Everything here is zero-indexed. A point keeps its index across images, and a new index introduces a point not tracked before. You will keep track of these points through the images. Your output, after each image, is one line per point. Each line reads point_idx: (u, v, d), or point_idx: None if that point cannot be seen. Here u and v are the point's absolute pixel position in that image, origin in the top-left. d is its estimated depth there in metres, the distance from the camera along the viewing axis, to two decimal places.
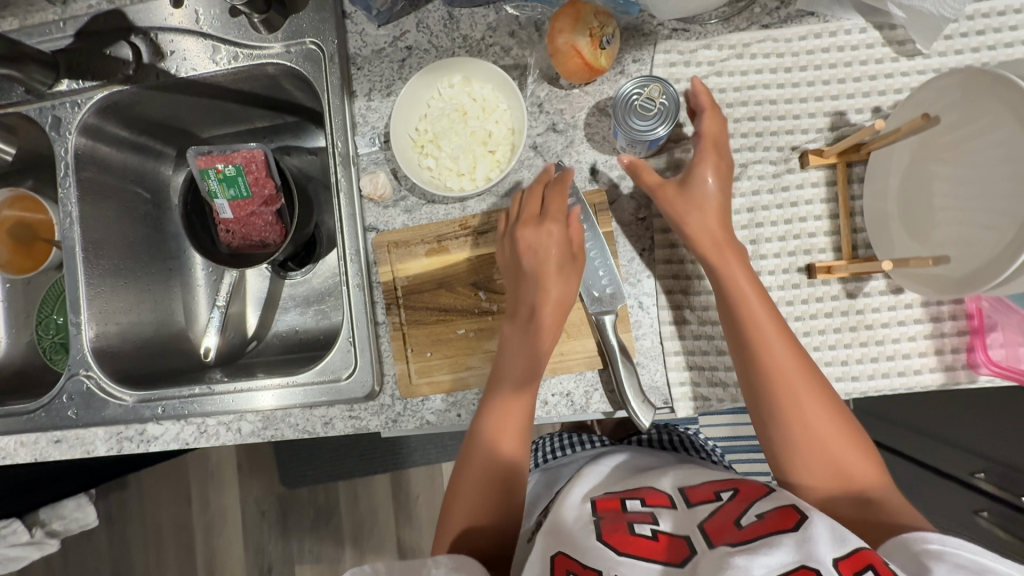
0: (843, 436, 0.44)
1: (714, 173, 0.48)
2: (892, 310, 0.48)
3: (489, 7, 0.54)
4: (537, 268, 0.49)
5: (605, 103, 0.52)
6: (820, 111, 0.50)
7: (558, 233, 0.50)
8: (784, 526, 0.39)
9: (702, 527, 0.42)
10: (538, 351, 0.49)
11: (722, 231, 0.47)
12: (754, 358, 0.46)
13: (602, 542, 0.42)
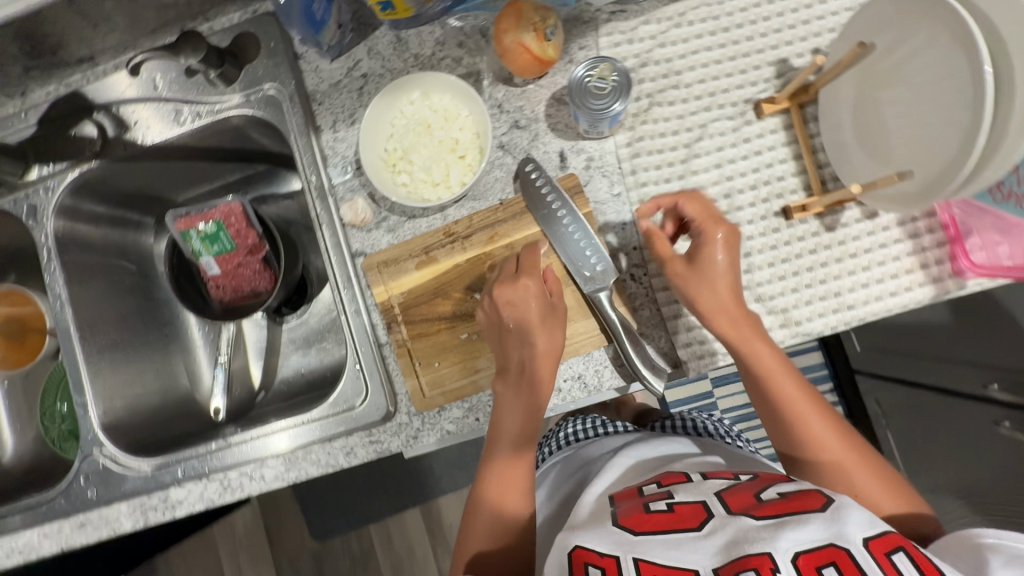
0: (879, 491, 0.47)
1: (724, 250, 0.48)
2: (872, 235, 0.50)
3: (434, 24, 0.57)
4: (520, 323, 0.49)
5: (561, 93, 0.54)
6: (764, 62, 0.52)
7: (541, 288, 0.50)
8: (812, 508, 0.41)
9: (723, 498, 0.44)
10: (533, 407, 0.50)
11: (739, 309, 0.48)
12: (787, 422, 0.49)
13: (620, 525, 0.44)
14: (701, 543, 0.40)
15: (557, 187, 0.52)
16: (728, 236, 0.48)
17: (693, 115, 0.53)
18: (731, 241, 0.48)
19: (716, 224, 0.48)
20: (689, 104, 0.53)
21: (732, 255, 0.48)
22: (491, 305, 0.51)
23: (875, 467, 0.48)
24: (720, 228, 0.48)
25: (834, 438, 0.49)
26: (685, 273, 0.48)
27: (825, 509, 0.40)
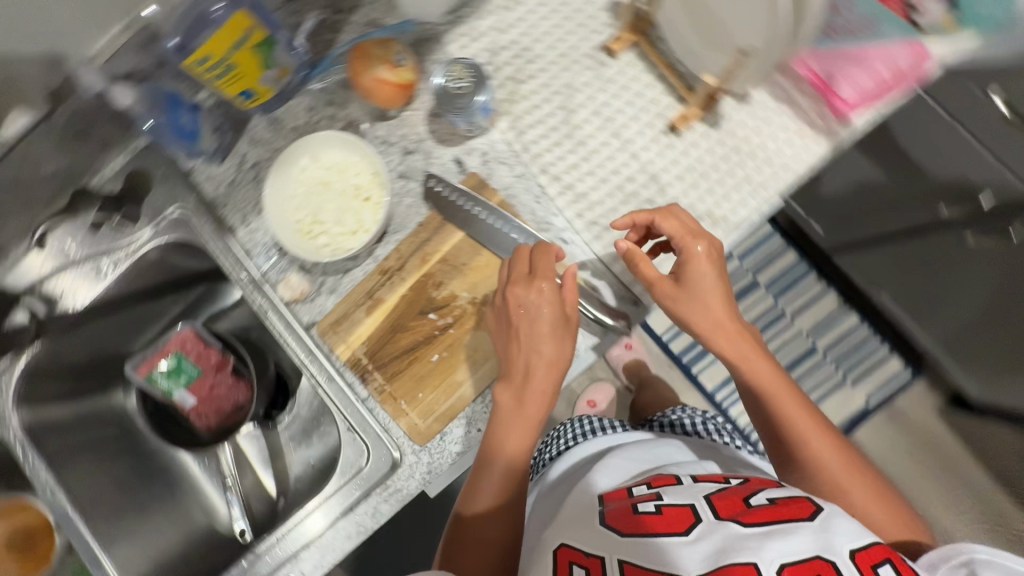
0: (879, 512, 0.46)
1: (705, 264, 0.49)
2: (752, 116, 0.53)
3: (300, 94, 0.59)
4: (530, 328, 0.49)
5: (434, 107, 0.57)
6: (597, 9, 0.56)
7: (555, 299, 0.50)
8: (800, 516, 0.42)
9: (712, 503, 0.46)
10: (530, 414, 0.50)
11: (730, 321, 0.49)
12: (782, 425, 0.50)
13: (603, 526, 0.46)
14: (687, 548, 0.42)
15: (462, 190, 0.55)
16: (711, 247, 0.48)
17: (557, 78, 0.56)
18: (715, 254, 0.49)
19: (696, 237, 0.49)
20: (549, 71, 0.56)
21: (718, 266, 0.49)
22: (501, 303, 0.51)
23: (879, 489, 0.48)
24: (698, 240, 0.48)
25: (835, 450, 0.48)
26: (668, 294, 0.49)
27: (812, 519, 0.41)
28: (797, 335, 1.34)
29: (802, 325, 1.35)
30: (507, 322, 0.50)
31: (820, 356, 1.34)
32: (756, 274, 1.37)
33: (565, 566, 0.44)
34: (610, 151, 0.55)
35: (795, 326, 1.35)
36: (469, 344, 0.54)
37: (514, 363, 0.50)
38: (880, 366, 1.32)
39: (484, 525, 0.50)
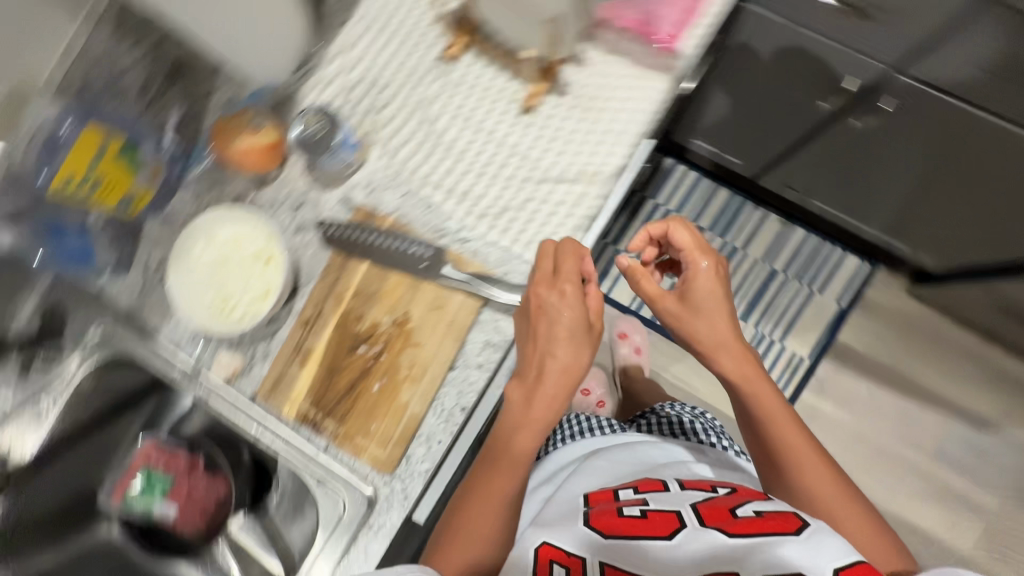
0: (848, 519, 0.56)
1: (709, 287, 0.62)
2: (593, 74, 0.57)
3: (183, 187, 0.61)
4: (548, 329, 0.52)
5: (308, 160, 0.59)
6: (428, 25, 0.59)
7: (577, 304, 0.53)
8: (786, 531, 0.49)
9: (695, 509, 0.55)
10: (530, 414, 0.53)
11: (734, 342, 0.62)
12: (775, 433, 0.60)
13: (587, 527, 0.56)
14: (668, 549, 0.51)
15: (350, 224, 0.57)
16: (713, 267, 0.63)
17: (411, 97, 0.59)
18: (717, 273, 0.64)
19: (704, 250, 0.64)
20: (402, 93, 0.59)
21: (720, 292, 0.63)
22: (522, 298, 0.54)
23: (853, 502, 0.57)
24: (709, 260, 0.62)
25: (816, 460, 0.59)
26: (671, 308, 0.63)
27: (798, 536, 0.48)
28: (755, 263, 1.38)
29: (757, 253, 1.38)
30: (527, 321, 0.53)
31: (783, 276, 1.37)
32: (698, 220, 1.41)
33: (546, 561, 0.53)
34: (476, 145, 0.57)
35: (751, 256, 1.38)
36: (404, 363, 0.55)
37: (531, 359, 0.53)
38: (840, 268, 1.36)
39: (474, 522, 0.54)
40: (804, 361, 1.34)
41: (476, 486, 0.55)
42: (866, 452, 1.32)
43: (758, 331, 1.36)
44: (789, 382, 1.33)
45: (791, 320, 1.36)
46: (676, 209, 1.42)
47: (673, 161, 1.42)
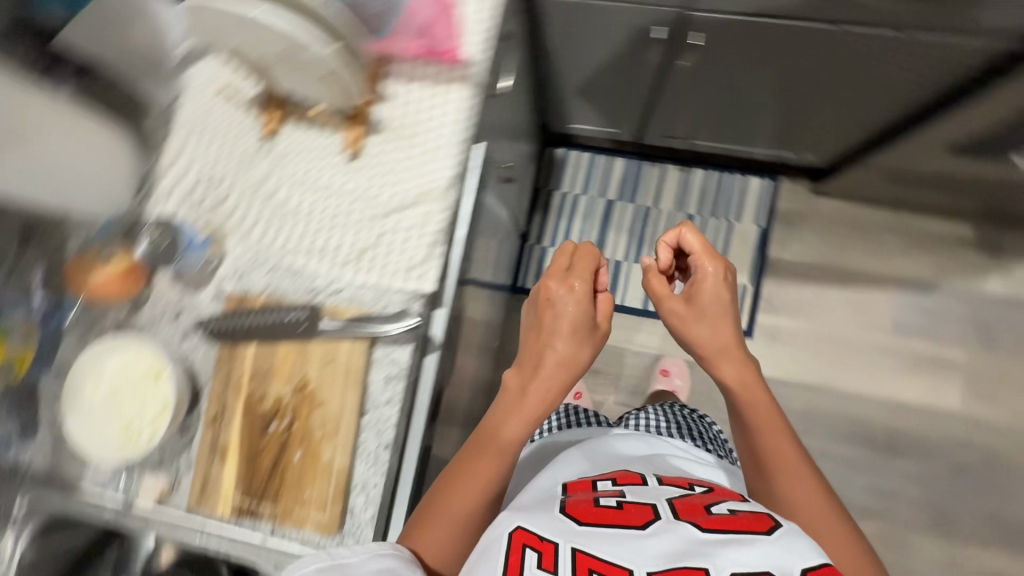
0: (821, 526, 0.60)
1: (716, 297, 0.72)
2: (399, 104, 0.60)
3: (62, 336, 0.62)
4: (555, 326, 0.65)
5: (173, 269, 0.61)
6: (242, 112, 0.62)
7: (579, 301, 0.67)
8: (757, 530, 0.54)
9: (672, 504, 0.59)
10: (523, 400, 0.63)
11: (737, 349, 0.70)
12: (765, 436, 0.66)
13: (561, 514, 0.57)
14: (640, 538, 0.54)
15: (225, 315, 0.59)
16: (715, 274, 0.73)
17: (247, 180, 0.62)
18: (722, 280, 0.73)
19: (710, 255, 0.74)
20: (237, 179, 0.62)
21: (722, 300, 0.72)
22: (535, 303, 0.69)
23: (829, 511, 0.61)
24: (714, 266, 0.72)
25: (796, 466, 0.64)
26: (676, 309, 0.73)
27: (769, 536, 0.53)
28: (670, 216, 1.45)
29: (669, 206, 1.45)
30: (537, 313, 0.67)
31: (700, 218, 1.44)
32: (606, 195, 1.48)
33: (519, 547, 0.53)
34: (317, 202, 0.60)
35: (665, 211, 1.45)
36: (315, 424, 0.57)
37: (534, 351, 0.66)
38: (747, 192, 1.43)
39: (459, 512, 0.58)
40: (747, 288, 1.40)
41: (449, 483, 0.60)
42: (833, 350, 1.37)
43: None
44: (741, 312, 1.38)
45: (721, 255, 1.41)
46: (584, 192, 1.48)
47: (564, 150, 1.50)
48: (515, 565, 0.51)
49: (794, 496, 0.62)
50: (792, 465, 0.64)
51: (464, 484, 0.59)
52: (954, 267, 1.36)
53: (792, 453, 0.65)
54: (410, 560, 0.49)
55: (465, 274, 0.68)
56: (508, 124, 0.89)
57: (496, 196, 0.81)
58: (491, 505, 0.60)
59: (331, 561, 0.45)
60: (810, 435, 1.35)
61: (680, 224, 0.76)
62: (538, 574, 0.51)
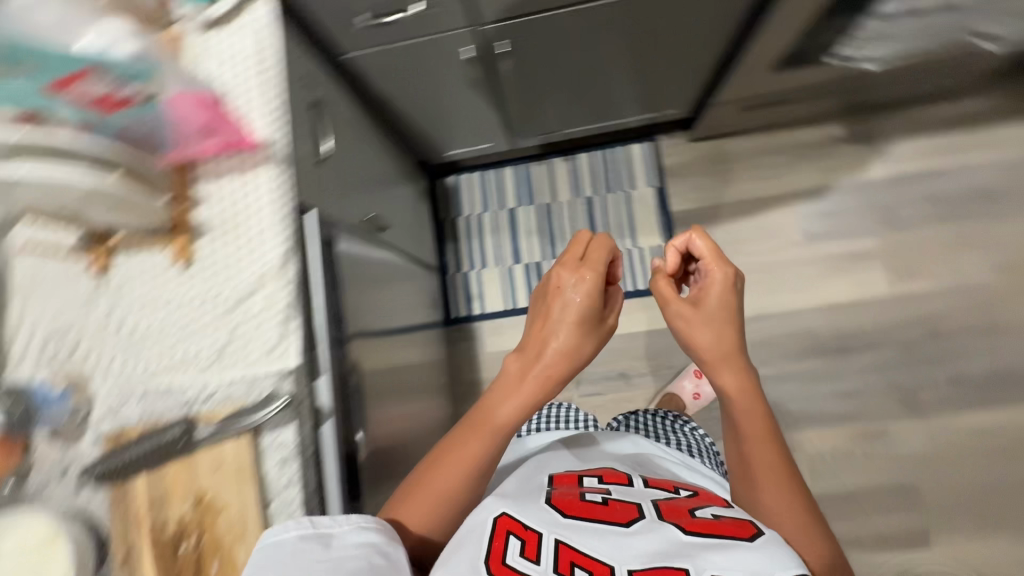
0: (802, 538, 0.61)
1: (724, 304, 0.68)
2: (215, 202, 0.62)
3: None
4: (564, 316, 0.64)
5: (46, 433, 0.58)
6: (69, 258, 0.62)
7: (588, 294, 0.65)
8: (740, 535, 0.54)
9: (656, 506, 0.59)
10: (521, 385, 0.64)
11: (741, 354, 0.68)
12: (757, 439, 0.66)
13: (548, 505, 0.59)
14: (620, 536, 0.55)
15: (103, 457, 0.58)
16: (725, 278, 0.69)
17: (92, 321, 0.61)
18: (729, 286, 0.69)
19: (722, 260, 0.70)
20: (82, 323, 0.61)
21: (729, 304, 0.69)
22: (543, 287, 0.68)
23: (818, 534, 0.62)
24: (724, 272, 0.68)
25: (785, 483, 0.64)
26: (681, 308, 0.69)
27: (751, 541, 0.53)
28: (571, 205, 1.49)
29: (567, 196, 1.49)
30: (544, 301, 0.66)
31: (598, 198, 1.48)
32: (507, 206, 1.52)
33: (503, 533, 0.55)
34: (165, 318, 0.61)
35: (564, 202, 1.49)
36: (221, 530, 0.57)
37: (540, 337, 0.66)
38: (632, 159, 1.48)
39: (452, 484, 0.62)
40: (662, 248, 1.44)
41: (444, 461, 0.63)
42: (760, 278, 1.41)
43: None
44: None
45: (628, 225, 1.46)
46: (485, 210, 1.52)
47: (454, 177, 1.54)
48: (497, 550, 0.53)
49: (779, 504, 0.63)
50: (779, 472, 0.64)
51: (458, 464, 0.63)
52: (838, 165, 1.42)
53: (780, 461, 0.65)
54: (395, 538, 0.49)
55: (342, 327, 0.69)
56: (359, 180, 0.91)
57: (363, 248, 0.83)
58: (483, 481, 0.64)
59: (313, 528, 0.48)
60: (765, 363, 1.38)
61: (693, 228, 0.72)
62: (519, 560, 0.52)
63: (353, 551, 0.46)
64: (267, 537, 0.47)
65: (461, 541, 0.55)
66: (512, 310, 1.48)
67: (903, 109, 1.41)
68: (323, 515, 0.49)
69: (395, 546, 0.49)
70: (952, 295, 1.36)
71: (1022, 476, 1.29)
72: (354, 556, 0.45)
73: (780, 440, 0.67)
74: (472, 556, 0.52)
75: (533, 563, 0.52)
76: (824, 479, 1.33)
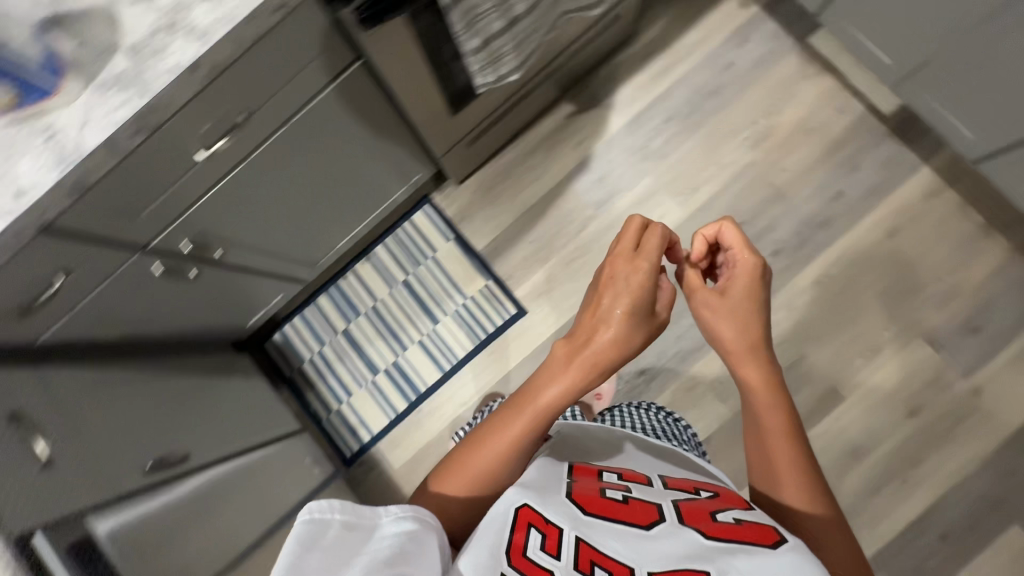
0: (812, 514, 0.71)
1: (750, 297, 0.81)
2: None
3: None
4: (622, 306, 0.71)
5: None
6: None
7: (638, 289, 0.71)
8: (764, 543, 0.58)
9: (680, 510, 0.64)
10: (568, 386, 0.69)
11: (762, 346, 0.79)
12: (774, 411, 0.76)
13: (568, 500, 0.63)
14: (640, 538, 0.59)
15: None
16: (751, 270, 0.81)
17: None
18: (755, 277, 0.81)
19: (749, 253, 0.82)
20: None
21: (753, 296, 0.81)
22: (601, 275, 0.75)
23: (829, 514, 0.71)
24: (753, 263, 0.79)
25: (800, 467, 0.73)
26: (708, 296, 0.82)
27: (774, 549, 0.57)
28: (391, 294, 1.51)
29: (385, 289, 1.51)
30: (597, 288, 0.74)
31: (413, 274, 1.50)
32: (337, 329, 1.51)
33: (525, 525, 0.58)
34: None
35: (387, 294, 1.51)
36: None
37: (591, 326, 0.72)
38: (419, 227, 1.51)
39: (490, 470, 0.68)
40: (490, 284, 1.48)
41: (492, 437, 0.69)
42: (580, 264, 1.46)
43: (452, 312, 1.48)
44: (501, 304, 1.47)
45: (450, 282, 1.49)
46: (323, 342, 1.51)
47: (279, 332, 1.52)
48: (518, 541, 0.56)
49: (792, 482, 0.72)
50: (792, 452, 0.74)
51: (511, 442, 0.68)
52: (584, 135, 1.50)
53: (794, 442, 0.75)
54: (428, 524, 0.54)
55: None
56: (123, 437, 0.88)
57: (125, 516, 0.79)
58: (518, 466, 0.69)
59: (355, 517, 0.51)
60: None
61: (725, 220, 0.84)
62: (540, 554, 0.56)
63: (394, 542, 0.50)
64: (310, 514, 0.48)
65: (483, 532, 0.58)
66: (397, 416, 1.47)
67: (606, 61, 1.52)
68: (363, 505, 0.52)
69: (427, 530, 0.54)
70: (734, 185, 1.45)
71: (875, 296, 1.38)
72: (394, 548, 0.50)
73: (797, 429, 0.77)
74: (493, 545, 0.55)
75: (554, 557, 0.55)
76: (732, 395, 1.39)
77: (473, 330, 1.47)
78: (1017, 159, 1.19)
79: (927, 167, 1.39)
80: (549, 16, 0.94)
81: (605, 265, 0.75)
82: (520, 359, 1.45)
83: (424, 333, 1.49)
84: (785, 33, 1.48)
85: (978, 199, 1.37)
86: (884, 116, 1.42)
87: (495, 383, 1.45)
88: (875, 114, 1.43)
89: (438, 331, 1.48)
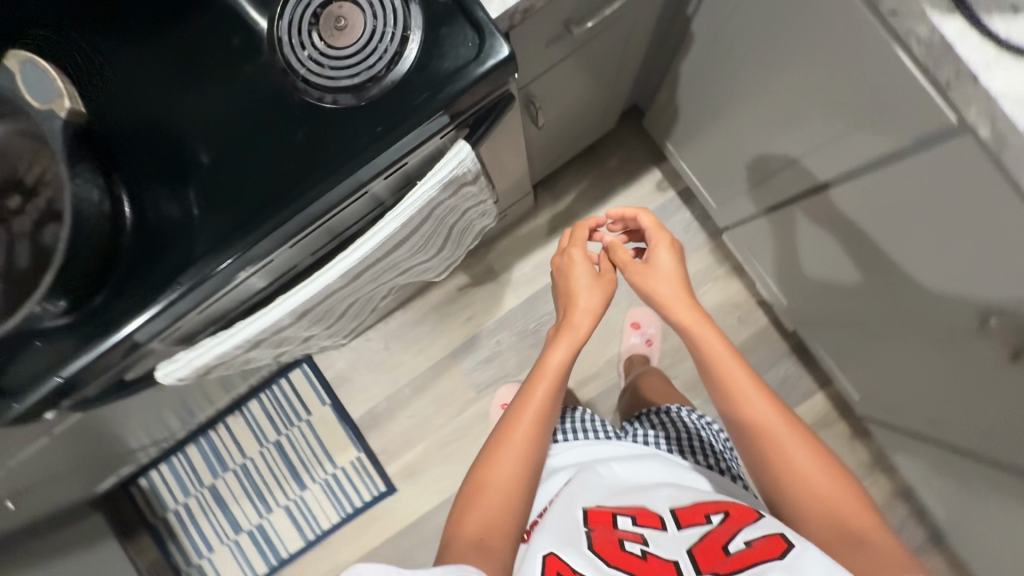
0: (818, 484, 0.62)
1: (666, 253, 0.75)
2: None
3: None
4: (579, 281, 0.75)
5: None
6: None
7: (580, 256, 0.77)
8: (773, 556, 0.53)
9: (694, 558, 0.58)
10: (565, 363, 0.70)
11: (687, 297, 0.72)
12: (726, 382, 0.68)
13: (590, 552, 0.59)
14: None
15: None
16: (666, 238, 0.77)
17: None
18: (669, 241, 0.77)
19: (662, 230, 0.77)
20: None
21: (674, 253, 0.76)
22: (556, 263, 0.80)
23: (839, 484, 0.62)
24: (664, 231, 0.76)
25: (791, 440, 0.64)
26: (633, 266, 0.76)
27: (784, 559, 0.53)
28: (262, 453, 1.45)
29: (256, 448, 1.45)
30: (558, 277, 0.79)
31: (285, 435, 1.44)
32: (204, 482, 1.46)
33: None
34: None
35: (257, 454, 1.45)
36: None
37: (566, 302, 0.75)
38: (295, 386, 1.44)
39: (516, 465, 0.65)
40: (361, 456, 1.42)
41: (508, 429, 0.67)
42: (455, 448, 1.40)
43: (321, 480, 1.43)
44: (370, 479, 1.41)
45: (322, 450, 1.43)
46: (188, 494, 1.46)
47: (146, 477, 1.47)
48: None
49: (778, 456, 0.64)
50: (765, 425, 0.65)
51: (529, 423, 0.67)
52: (474, 311, 1.41)
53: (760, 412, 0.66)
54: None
55: None
56: None
57: None
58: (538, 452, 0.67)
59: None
60: None
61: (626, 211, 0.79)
62: None
63: None
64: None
65: None
66: None
67: (505, 234, 1.41)
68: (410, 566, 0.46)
69: None
70: None
71: None
72: None
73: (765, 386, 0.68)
74: None
75: None
76: None
77: (340, 502, 1.42)
78: (898, 437, 1.11)
79: (820, 394, 1.33)
80: (365, 306, 0.85)
81: (555, 261, 0.79)
82: (377, 545, 1.40)
83: (289, 501, 1.43)
84: (698, 226, 1.37)
85: (864, 435, 1.32)
86: (786, 332, 1.34)
87: (360, 558, 1.41)
88: (778, 329, 1.35)
89: (304, 498, 1.43)
